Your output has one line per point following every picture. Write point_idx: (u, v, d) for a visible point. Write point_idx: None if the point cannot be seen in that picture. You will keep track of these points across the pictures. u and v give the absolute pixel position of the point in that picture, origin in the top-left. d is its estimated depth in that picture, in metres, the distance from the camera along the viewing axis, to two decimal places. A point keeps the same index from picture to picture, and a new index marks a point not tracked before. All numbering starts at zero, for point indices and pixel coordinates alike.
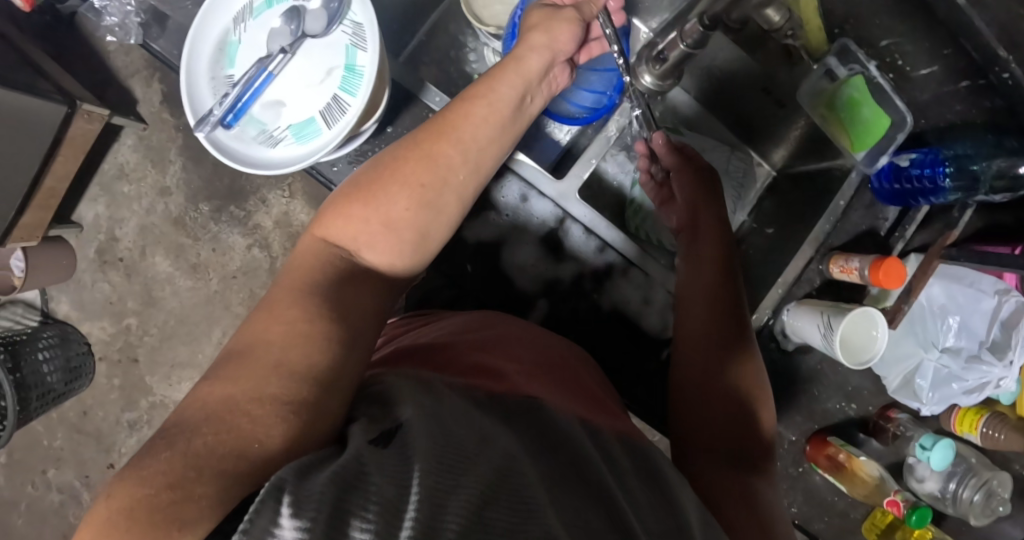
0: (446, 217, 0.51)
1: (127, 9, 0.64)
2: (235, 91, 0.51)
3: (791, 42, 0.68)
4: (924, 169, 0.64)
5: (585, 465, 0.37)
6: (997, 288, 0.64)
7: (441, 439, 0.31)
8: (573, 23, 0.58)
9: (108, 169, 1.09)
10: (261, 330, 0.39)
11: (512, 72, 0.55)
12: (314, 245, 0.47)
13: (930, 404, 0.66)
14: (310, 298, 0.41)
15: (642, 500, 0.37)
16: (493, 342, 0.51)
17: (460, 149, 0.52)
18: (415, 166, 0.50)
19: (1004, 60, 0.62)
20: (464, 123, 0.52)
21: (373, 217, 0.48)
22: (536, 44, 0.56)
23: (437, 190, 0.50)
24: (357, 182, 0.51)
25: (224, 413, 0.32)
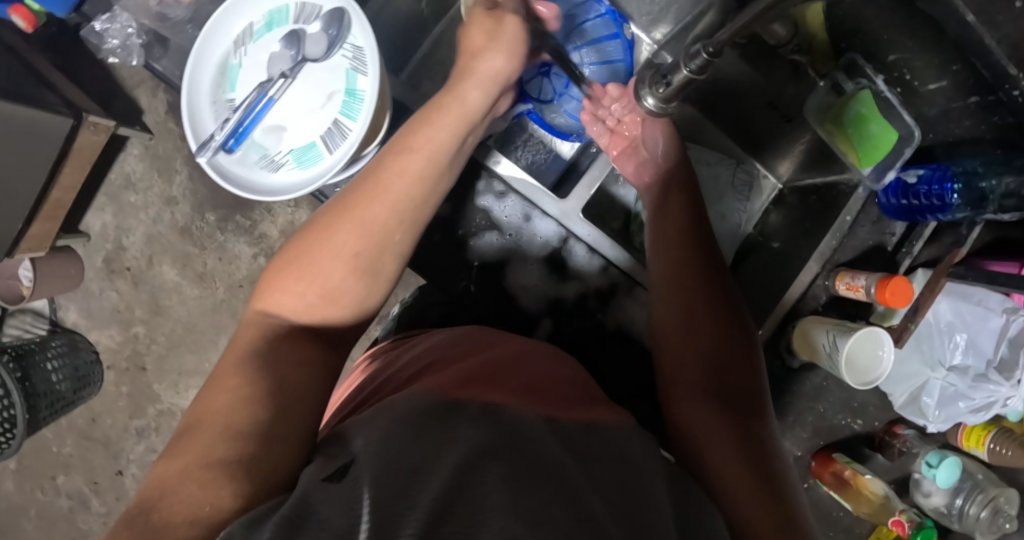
0: (383, 280, 0.51)
1: (128, 31, 0.65)
2: (236, 117, 0.51)
3: (796, 57, 0.68)
4: (932, 186, 0.64)
5: (542, 450, 0.36)
6: (1005, 306, 0.63)
7: (389, 457, 0.32)
8: (519, 44, 0.57)
9: (115, 178, 1.10)
10: (208, 402, 0.39)
11: (454, 114, 0.55)
12: (253, 321, 0.47)
13: (937, 421, 0.65)
14: (252, 366, 0.42)
15: (612, 490, 0.35)
16: (461, 347, 0.51)
17: (391, 209, 0.50)
18: (351, 236, 0.49)
19: (1015, 79, 0.50)
20: (390, 174, 0.51)
21: (309, 289, 0.48)
22: (478, 79, 0.56)
23: (375, 252, 0.49)
24: (291, 249, 0.50)
25: (177, 487, 0.32)
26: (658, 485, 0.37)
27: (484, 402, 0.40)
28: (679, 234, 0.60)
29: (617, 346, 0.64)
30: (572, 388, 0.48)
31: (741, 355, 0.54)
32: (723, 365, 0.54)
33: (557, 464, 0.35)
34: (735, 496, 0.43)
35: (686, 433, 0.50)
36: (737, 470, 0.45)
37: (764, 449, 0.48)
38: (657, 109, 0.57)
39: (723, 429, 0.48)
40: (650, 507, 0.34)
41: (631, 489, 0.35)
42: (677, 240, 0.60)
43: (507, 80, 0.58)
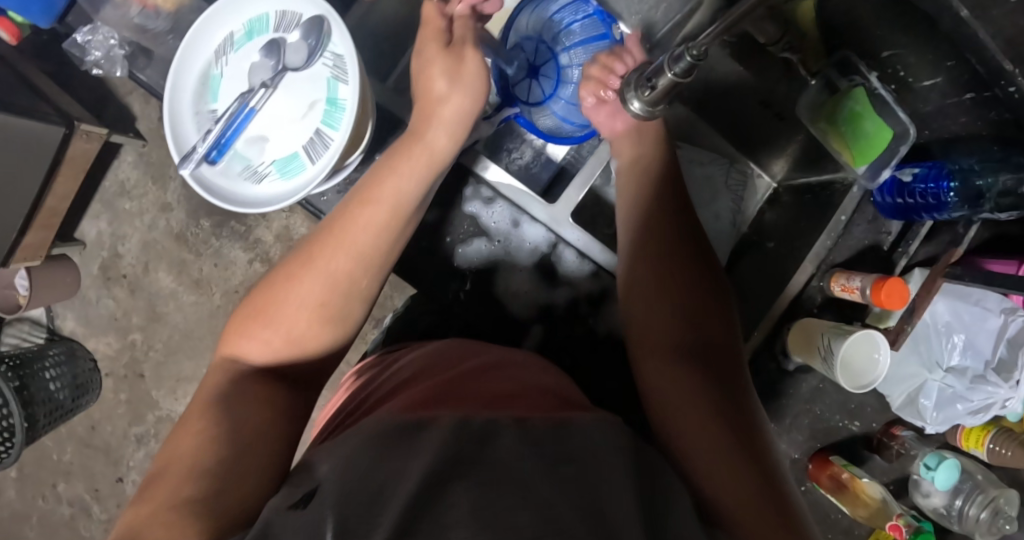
0: (349, 325, 0.53)
1: (111, 43, 0.65)
2: (218, 128, 0.50)
3: (789, 55, 0.67)
4: (928, 184, 0.62)
5: (508, 458, 0.35)
6: (1003, 307, 0.62)
7: (351, 482, 0.33)
8: (477, 83, 0.55)
9: (109, 186, 1.09)
10: (176, 446, 0.42)
11: (419, 159, 0.55)
12: (221, 366, 0.50)
13: (935, 423, 0.64)
14: (217, 411, 0.44)
15: (577, 481, 0.34)
16: (440, 357, 0.52)
17: (354, 258, 0.52)
18: (316, 288, 0.51)
19: (1010, 75, 0.47)
20: (353, 225, 0.52)
21: (275, 336, 0.50)
22: (442, 121, 0.55)
23: (339, 301, 0.52)
24: (258, 297, 0.52)
25: (145, 527, 0.35)
26: (618, 463, 0.37)
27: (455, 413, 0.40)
28: (654, 218, 0.59)
29: (610, 352, 0.63)
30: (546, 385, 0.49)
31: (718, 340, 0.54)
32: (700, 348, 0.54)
33: (521, 470, 0.34)
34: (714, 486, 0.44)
35: (667, 420, 0.50)
36: (715, 457, 0.46)
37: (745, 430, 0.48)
38: (644, 112, 0.55)
39: (701, 416, 0.49)
40: (617, 496, 0.34)
41: (596, 477, 0.35)
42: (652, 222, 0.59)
43: (472, 119, 0.57)
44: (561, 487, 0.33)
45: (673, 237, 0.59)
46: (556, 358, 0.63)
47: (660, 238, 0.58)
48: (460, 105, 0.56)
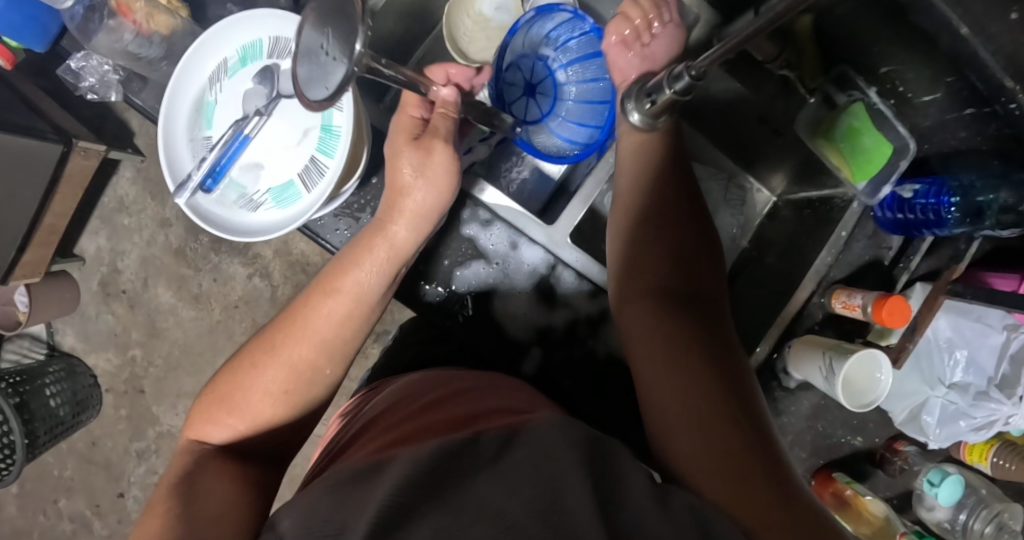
0: (314, 405, 0.55)
1: (105, 68, 0.65)
2: (213, 156, 0.50)
3: (787, 72, 0.65)
4: (928, 199, 0.62)
5: (459, 476, 0.35)
6: (1005, 323, 0.62)
7: (312, 525, 0.33)
8: (449, 180, 0.54)
9: (108, 202, 1.09)
10: (141, 529, 0.43)
11: (380, 252, 0.54)
12: (186, 449, 0.52)
13: (938, 439, 0.64)
14: (184, 490, 0.46)
15: (522, 479, 0.34)
16: (423, 387, 0.53)
17: (317, 348, 0.53)
18: (279, 376, 0.52)
19: (1011, 92, 0.46)
20: (317, 314, 0.54)
21: (239, 421, 0.52)
22: (403, 215, 0.54)
23: (303, 390, 0.54)
24: (222, 381, 0.54)
25: None
26: (572, 453, 0.36)
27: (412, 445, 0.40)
28: (649, 201, 0.60)
29: (610, 374, 0.62)
30: (520, 401, 0.50)
31: (709, 322, 0.55)
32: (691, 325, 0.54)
33: (472, 489, 0.34)
34: (704, 472, 0.45)
35: (656, 406, 0.51)
36: (705, 440, 0.47)
37: (742, 408, 0.49)
38: (643, 122, 0.57)
39: (690, 399, 0.49)
40: (569, 484, 0.33)
41: (550, 475, 0.34)
42: (649, 206, 0.60)
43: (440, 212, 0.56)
44: (517, 491, 0.33)
45: (670, 221, 0.60)
46: (556, 382, 0.62)
47: (655, 223, 0.60)
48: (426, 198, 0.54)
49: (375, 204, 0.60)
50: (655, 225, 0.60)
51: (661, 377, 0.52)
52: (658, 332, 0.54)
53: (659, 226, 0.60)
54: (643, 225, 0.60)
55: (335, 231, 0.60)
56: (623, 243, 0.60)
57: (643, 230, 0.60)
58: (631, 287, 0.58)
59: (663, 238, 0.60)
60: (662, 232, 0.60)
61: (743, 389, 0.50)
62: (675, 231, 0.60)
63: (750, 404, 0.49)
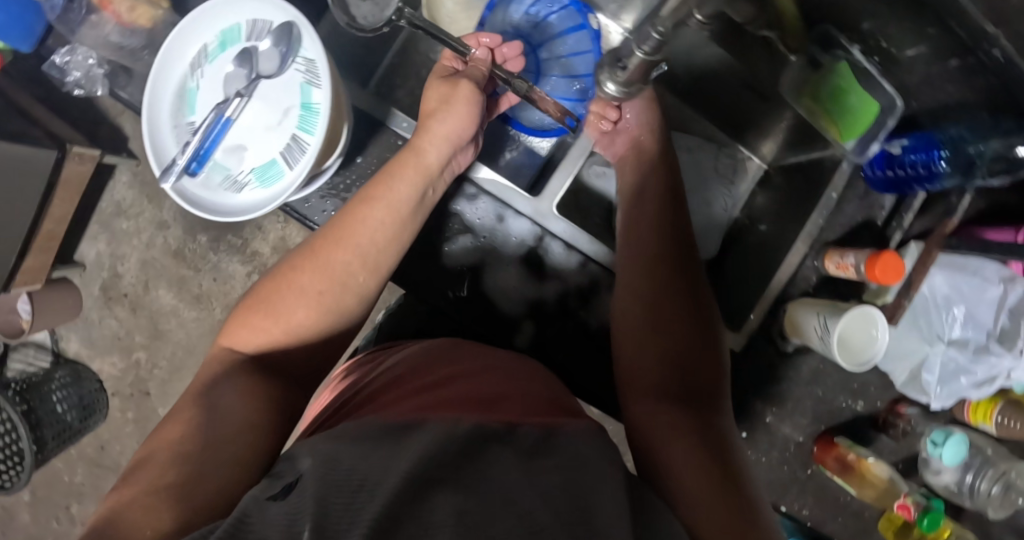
0: (347, 317, 0.53)
1: (90, 62, 0.66)
2: (196, 139, 0.51)
3: (767, 33, 0.65)
4: (918, 154, 0.62)
5: (484, 456, 0.36)
6: (1002, 276, 0.62)
7: (334, 473, 0.32)
8: (469, 100, 0.58)
9: (106, 207, 1.10)
10: (164, 433, 0.41)
11: (410, 167, 0.55)
12: (216, 356, 0.49)
13: (940, 398, 0.63)
14: (210, 397, 0.44)
15: (548, 483, 0.34)
16: (427, 362, 0.52)
17: (357, 256, 0.53)
18: (316, 277, 0.52)
19: (993, 38, 0.45)
20: (360, 224, 0.54)
21: (274, 325, 0.50)
22: (434, 137, 0.56)
23: (337, 295, 0.52)
24: (259, 291, 0.53)
25: (125, 512, 0.33)
26: (609, 468, 0.38)
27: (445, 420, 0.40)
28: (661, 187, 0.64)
29: (601, 346, 0.62)
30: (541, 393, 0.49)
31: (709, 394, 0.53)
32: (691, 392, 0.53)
33: (505, 476, 0.34)
34: (694, 505, 0.42)
35: (656, 443, 0.48)
36: (704, 482, 0.43)
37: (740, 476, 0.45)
38: (619, 94, 0.55)
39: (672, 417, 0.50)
40: (597, 495, 0.34)
41: (582, 485, 0.35)
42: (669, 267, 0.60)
43: (466, 139, 0.58)
44: (547, 491, 0.33)
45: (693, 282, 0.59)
46: (548, 356, 0.61)
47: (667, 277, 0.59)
48: (452, 124, 0.57)
49: (359, 183, 0.60)
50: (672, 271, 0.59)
51: (665, 426, 0.49)
52: (661, 389, 0.53)
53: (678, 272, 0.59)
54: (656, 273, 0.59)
55: (322, 212, 0.60)
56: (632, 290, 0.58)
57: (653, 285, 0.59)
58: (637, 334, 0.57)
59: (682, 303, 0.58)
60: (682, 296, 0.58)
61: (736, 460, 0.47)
62: (695, 290, 0.59)
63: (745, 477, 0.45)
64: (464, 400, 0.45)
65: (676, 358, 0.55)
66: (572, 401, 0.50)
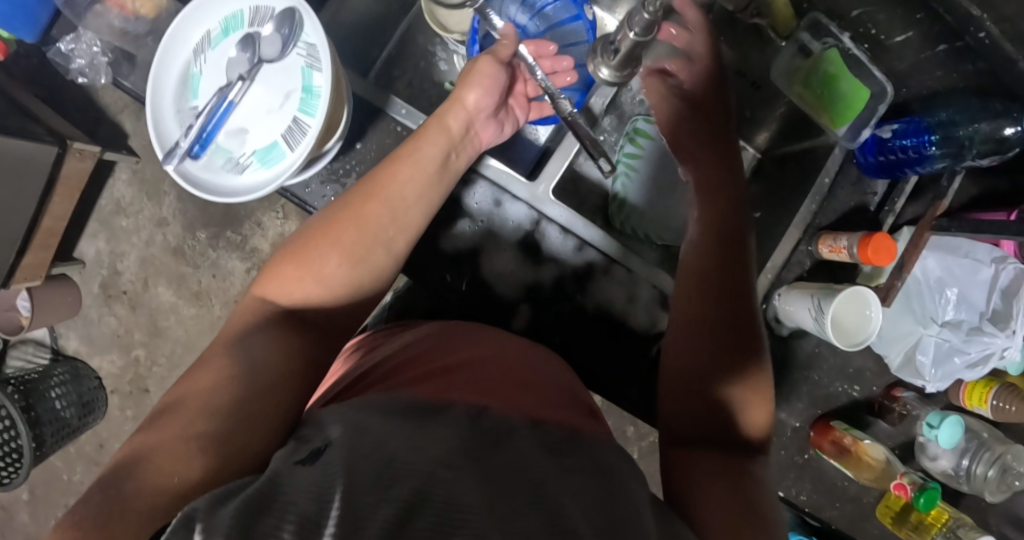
0: (377, 275, 0.53)
1: (95, 50, 0.67)
2: (199, 122, 0.52)
3: (757, 20, 0.69)
4: (908, 139, 0.63)
5: (512, 455, 0.37)
6: (993, 256, 0.64)
7: (363, 449, 0.33)
8: (493, 77, 0.57)
9: (105, 204, 1.10)
10: (189, 385, 0.41)
11: (436, 130, 0.56)
12: (249, 305, 0.49)
13: (934, 381, 0.64)
14: (239, 349, 0.44)
15: (579, 488, 0.36)
16: (445, 347, 0.53)
17: (388, 209, 0.53)
18: (348, 227, 0.52)
19: (979, 20, 0.56)
20: (392, 182, 0.54)
21: (307, 275, 0.50)
22: (455, 106, 0.58)
23: (368, 247, 0.52)
24: (292, 242, 0.52)
25: (151, 457, 0.34)
26: (641, 488, 0.40)
27: (470, 405, 0.42)
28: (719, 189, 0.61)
29: (598, 328, 0.62)
30: (557, 390, 0.51)
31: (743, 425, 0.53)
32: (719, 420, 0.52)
33: (541, 481, 0.35)
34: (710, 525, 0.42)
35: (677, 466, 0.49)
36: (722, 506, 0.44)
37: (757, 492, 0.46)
38: (611, 79, 0.57)
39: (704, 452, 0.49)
40: (630, 515, 0.35)
41: (610, 499, 0.36)
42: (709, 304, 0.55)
43: (486, 108, 0.59)
44: (585, 506, 0.34)
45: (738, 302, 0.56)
46: (544, 338, 0.63)
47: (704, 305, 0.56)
48: (476, 95, 0.58)
49: (359, 169, 0.61)
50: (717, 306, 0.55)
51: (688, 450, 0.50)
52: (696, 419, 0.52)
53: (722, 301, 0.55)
54: (695, 304, 0.56)
55: (322, 197, 0.60)
56: (676, 324, 0.56)
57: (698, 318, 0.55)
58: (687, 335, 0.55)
59: (731, 337, 0.54)
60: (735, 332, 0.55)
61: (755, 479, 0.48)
62: (748, 304, 0.56)
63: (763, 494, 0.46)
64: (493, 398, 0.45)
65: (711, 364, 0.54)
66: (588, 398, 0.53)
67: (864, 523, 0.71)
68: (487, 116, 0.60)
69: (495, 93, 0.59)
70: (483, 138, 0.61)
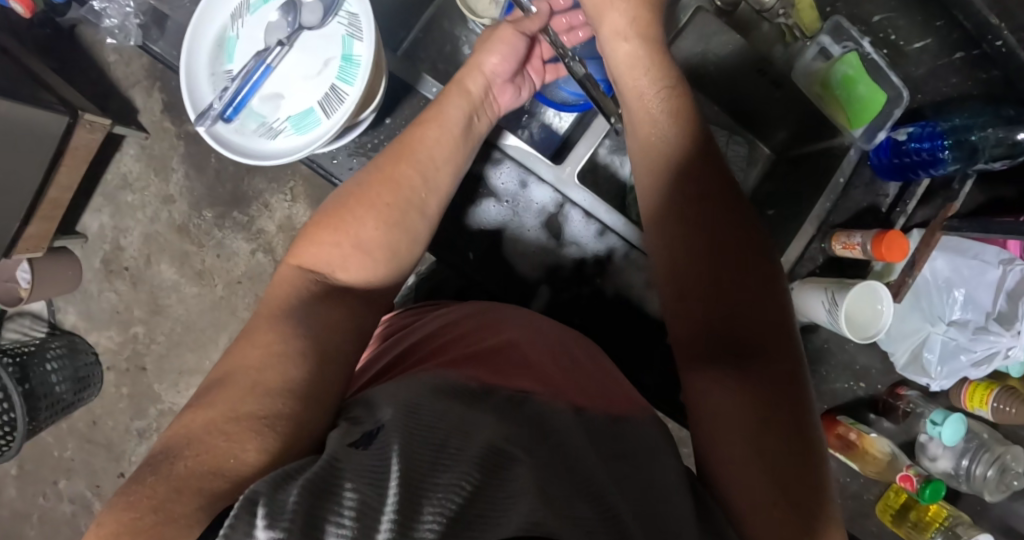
0: (415, 241, 0.52)
1: (128, 11, 0.70)
2: (235, 86, 0.56)
3: (783, 20, 0.71)
4: (922, 143, 0.64)
5: (564, 442, 0.38)
6: (1000, 258, 0.67)
7: (419, 430, 0.34)
8: (511, 41, 0.59)
9: (111, 179, 1.05)
10: (239, 356, 0.40)
11: (456, 94, 0.58)
12: (291, 273, 0.48)
13: (939, 378, 0.68)
14: (284, 321, 0.43)
15: (627, 480, 0.37)
16: (477, 324, 0.54)
17: (418, 170, 0.53)
18: (382, 190, 0.51)
19: (996, 28, 0.62)
20: (421, 142, 0.55)
21: (343, 239, 0.49)
22: (471, 68, 0.59)
23: (402, 208, 0.51)
24: (325, 211, 0.51)
25: (205, 436, 0.34)
26: (673, 474, 0.40)
27: (513, 389, 0.43)
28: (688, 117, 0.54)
29: (612, 312, 0.65)
30: (598, 376, 0.51)
31: (787, 358, 0.45)
32: (751, 353, 0.45)
33: (585, 467, 0.36)
34: (741, 500, 0.41)
35: (690, 399, 0.46)
36: (746, 454, 0.42)
37: (797, 430, 0.43)
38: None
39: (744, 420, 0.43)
40: (677, 509, 0.37)
41: (657, 489, 0.38)
42: (696, 216, 0.50)
43: (504, 74, 0.61)
44: (629, 497, 0.35)
45: (729, 232, 0.49)
46: (561, 317, 0.65)
47: (678, 211, 0.51)
48: (492, 60, 0.59)
49: (387, 143, 0.63)
50: (690, 218, 0.50)
51: (708, 388, 0.45)
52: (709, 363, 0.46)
53: (712, 209, 0.50)
54: (685, 244, 0.49)
55: (349, 169, 0.64)
56: (662, 260, 0.51)
57: (674, 221, 0.50)
58: (696, 293, 0.48)
59: (749, 285, 0.47)
60: (737, 254, 0.48)
61: (806, 417, 0.44)
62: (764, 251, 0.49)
63: (812, 456, 0.43)
64: (533, 383, 0.45)
65: (731, 310, 0.47)
66: (622, 379, 0.52)
67: (863, 519, 0.71)
68: (505, 81, 0.62)
69: (515, 59, 0.60)
70: (501, 103, 0.62)
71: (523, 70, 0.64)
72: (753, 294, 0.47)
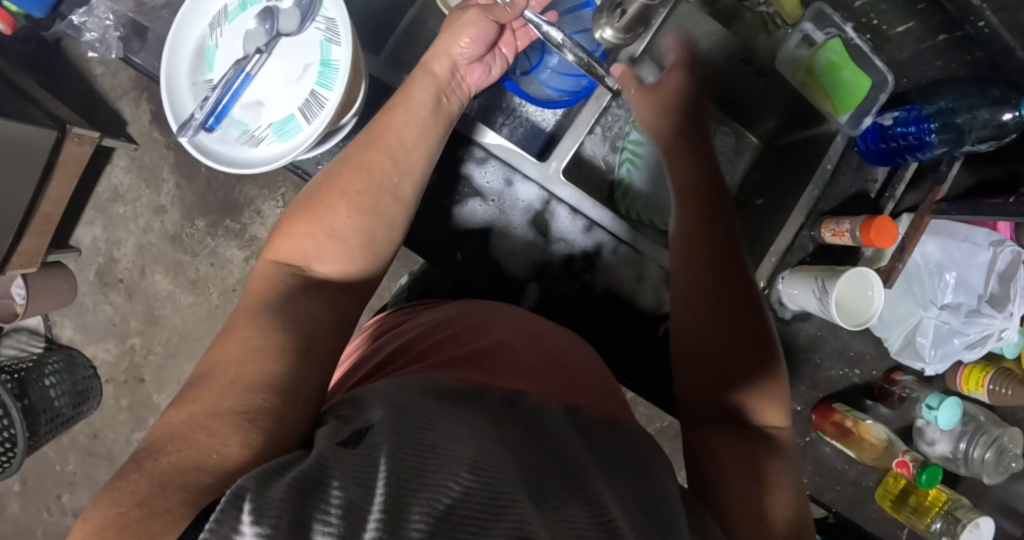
0: (393, 226, 0.52)
1: (107, 24, 0.70)
2: (215, 95, 0.57)
3: (765, 8, 0.72)
4: (909, 127, 0.65)
5: (555, 439, 0.38)
6: (991, 240, 0.67)
7: (409, 430, 0.34)
8: (478, 24, 0.59)
9: (102, 192, 1.05)
10: (221, 351, 0.40)
11: (424, 79, 0.58)
12: (268, 269, 0.47)
13: (934, 362, 0.68)
14: (263, 317, 0.42)
15: (619, 482, 0.37)
16: (469, 324, 0.53)
17: (390, 156, 0.54)
18: (354, 179, 0.51)
19: (978, 10, 0.60)
20: (393, 133, 0.55)
21: (317, 230, 0.49)
22: (434, 50, 0.59)
23: (375, 194, 0.51)
24: (298, 203, 0.51)
25: (187, 432, 0.34)
26: (670, 480, 0.40)
27: (506, 390, 0.43)
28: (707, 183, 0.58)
29: (604, 307, 0.65)
30: (594, 377, 0.51)
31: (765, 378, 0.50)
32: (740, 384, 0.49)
33: (575, 465, 0.36)
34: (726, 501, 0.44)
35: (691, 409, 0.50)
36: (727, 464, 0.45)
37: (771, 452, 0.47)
38: (616, 39, 0.65)
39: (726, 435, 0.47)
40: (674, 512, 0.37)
41: (652, 491, 0.38)
42: (700, 257, 0.53)
43: (471, 56, 0.61)
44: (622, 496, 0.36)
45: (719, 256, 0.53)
46: (553, 313, 0.65)
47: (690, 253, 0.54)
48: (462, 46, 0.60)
49: None
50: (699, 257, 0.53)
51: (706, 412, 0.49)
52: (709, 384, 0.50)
53: (714, 252, 0.53)
54: (693, 273, 0.53)
55: None
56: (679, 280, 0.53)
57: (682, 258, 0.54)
58: (699, 314, 0.52)
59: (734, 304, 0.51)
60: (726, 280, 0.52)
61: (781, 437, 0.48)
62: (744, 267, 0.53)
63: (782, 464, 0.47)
64: (526, 382, 0.46)
65: (727, 334, 0.50)
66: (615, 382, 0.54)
67: (862, 505, 0.71)
68: (472, 61, 0.62)
69: (483, 41, 0.60)
70: (469, 82, 0.62)
71: (493, 48, 0.63)
72: (739, 314, 0.51)
